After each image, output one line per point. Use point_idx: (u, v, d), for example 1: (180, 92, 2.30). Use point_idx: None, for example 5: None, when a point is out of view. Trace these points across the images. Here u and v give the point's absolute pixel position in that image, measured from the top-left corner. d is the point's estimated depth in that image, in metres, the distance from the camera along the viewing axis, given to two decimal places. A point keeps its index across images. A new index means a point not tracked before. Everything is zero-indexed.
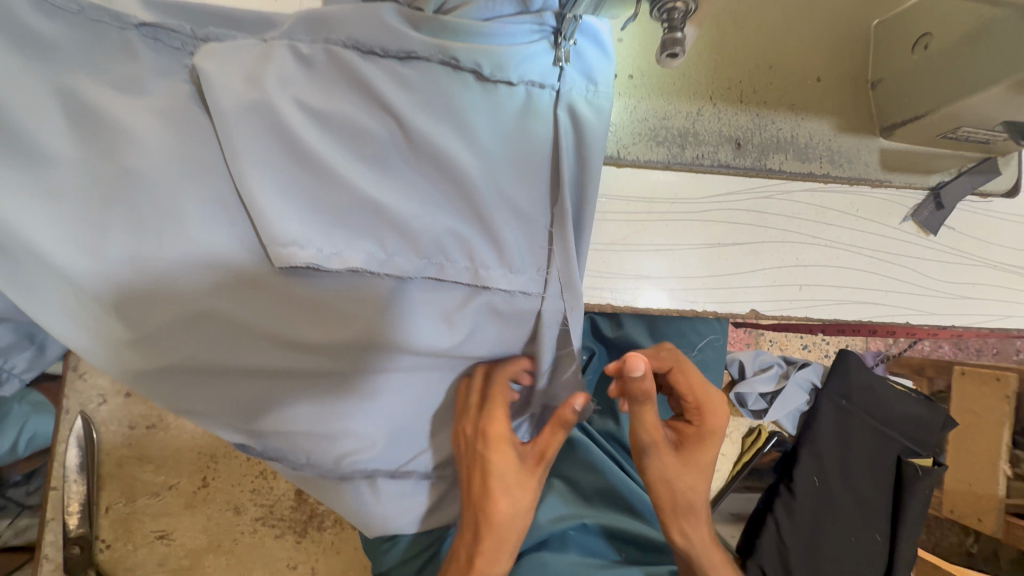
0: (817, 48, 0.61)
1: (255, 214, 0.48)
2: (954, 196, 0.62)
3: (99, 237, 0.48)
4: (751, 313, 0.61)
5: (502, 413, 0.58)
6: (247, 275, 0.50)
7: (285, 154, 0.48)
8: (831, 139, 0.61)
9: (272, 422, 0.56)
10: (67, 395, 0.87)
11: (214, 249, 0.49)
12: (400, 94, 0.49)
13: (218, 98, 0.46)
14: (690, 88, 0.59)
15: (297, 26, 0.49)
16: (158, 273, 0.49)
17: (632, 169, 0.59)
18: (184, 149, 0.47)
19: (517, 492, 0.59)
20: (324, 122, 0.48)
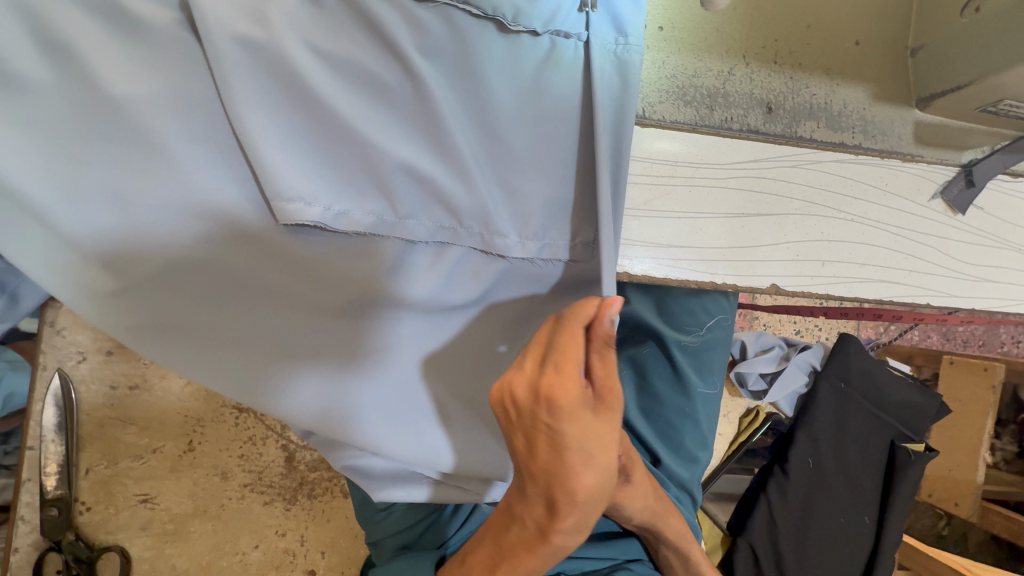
0: (859, 9, 0.58)
1: (255, 165, 0.43)
2: (986, 174, 0.60)
3: (78, 176, 0.43)
4: (770, 288, 0.59)
5: (575, 442, 0.38)
6: (246, 226, 0.46)
7: (288, 98, 0.43)
8: (865, 107, 0.58)
9: (273, 385, 0.51)
10: (43, 351, 0.82)
11: (210, 197, 0.45)
12: (416, 39, 0.44)
13: (211, 27, 0.40)
14: (721, 45, 0.55)
15: None
16: (147, 221, 0.45)
17: (656, 130, 0.55)
18: (172, 80, 0.42)
19: (578, 524, 0.41)
20: (335, 68, 0.44)
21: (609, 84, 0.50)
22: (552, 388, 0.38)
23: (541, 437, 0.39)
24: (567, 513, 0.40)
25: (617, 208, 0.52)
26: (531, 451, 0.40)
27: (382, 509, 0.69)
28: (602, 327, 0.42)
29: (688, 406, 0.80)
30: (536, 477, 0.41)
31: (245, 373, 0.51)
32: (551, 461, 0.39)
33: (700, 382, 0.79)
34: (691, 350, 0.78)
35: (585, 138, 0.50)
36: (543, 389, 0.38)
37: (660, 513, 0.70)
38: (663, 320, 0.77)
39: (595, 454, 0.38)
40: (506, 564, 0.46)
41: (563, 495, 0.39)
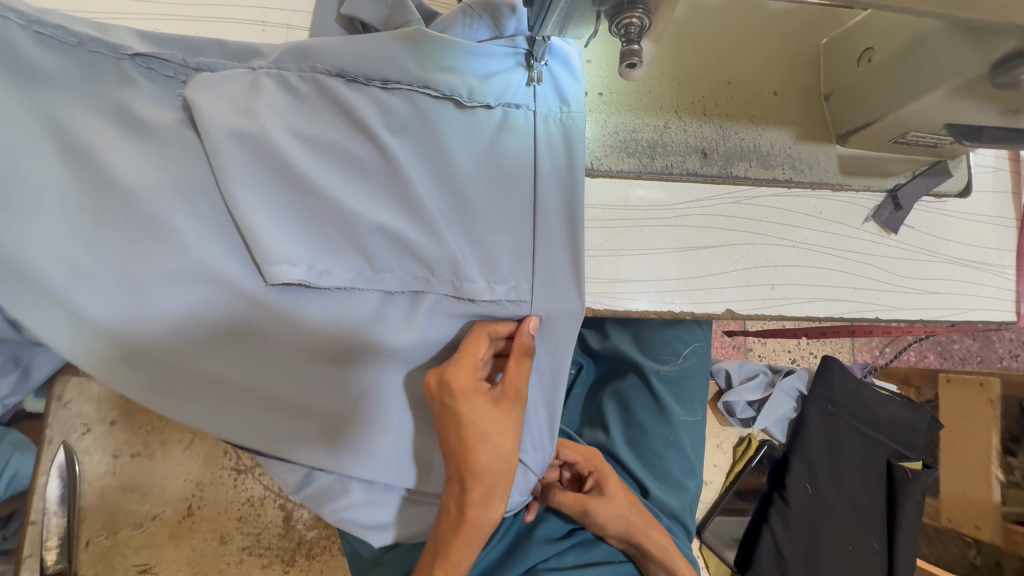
0: (773, 66, 0.66)
1: (247, 234, 0.49)
2: (910, 197, 0.66)
3: (88, 253, 0.49)
4: (727, 313, 0.63)
5: (469, 422, 0.51)
6: (240, 287, 0.51)
7: (275, 176, 0.50)
8: (791, 147, 0.66)
9: (262, 429, 0.55)
10: (49, 425, 0.85)
11: (207, 265, 0.50)
12: (383, 119, 0.52)
13: (210, 124, 0.48)
14: (656, 104, 0.63)
15: (284, 55, 0.51)
16: (147, 288, 0.50)
17: (605, 178, 0.62)
18: (172, 167, 0.49)
19: (482, 495, 0.53)
20: (316, 148, 0.51)
21: (557, 143, 0.57)
22: (448, 375, 0.52)
23: (448, 418, 0.52)
24: (472, 484, 0.53)
25: (577, 249, 0.57)
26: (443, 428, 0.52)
27: (374, 560, 0.70)
28: (522, 340, 0.55)
29: (672, 435, 0.82)
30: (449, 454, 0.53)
31: (236, 419, 0.54)
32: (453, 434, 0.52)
33: (682, 410, 0.82)
34: (669, 380, 0.81)
35: (540, 189, 0.56)
36: (447, 379, 0.52)
37: (638, 526, 0.71)
38: (641, 351, 0.82)
39: (485, 429, 0.52)
40: (440, 548, 0.54)
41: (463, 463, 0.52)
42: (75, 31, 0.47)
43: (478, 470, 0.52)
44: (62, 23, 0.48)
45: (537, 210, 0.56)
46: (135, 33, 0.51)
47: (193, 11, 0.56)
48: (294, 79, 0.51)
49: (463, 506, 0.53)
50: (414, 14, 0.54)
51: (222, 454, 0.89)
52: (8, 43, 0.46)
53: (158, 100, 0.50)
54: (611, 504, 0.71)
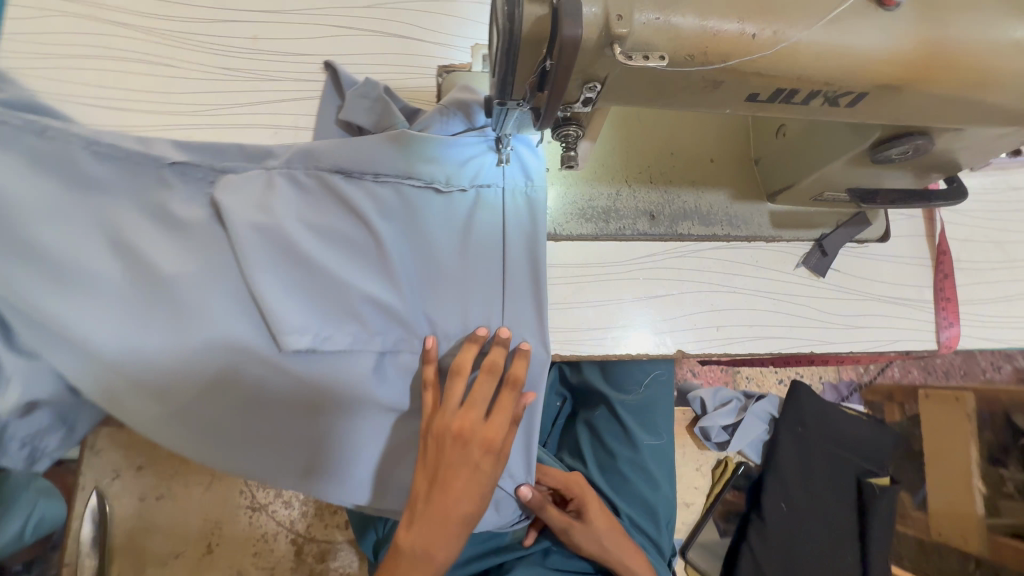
0: (709, 138, 0.77)
1: (264, 308, 0.59)
2: (835, 244, 0.76)
3: (131, 330, 0.59)
4: (679, 353, 0.72)
5: (470, 455, 0.59)
6: (253, 350, 0.61)
7: (287, 260, 0.61)
8: (728, 206, 0.76)
9: (263, 462, 0.64)
10: (83, 471, 0.94)
11: (231, 334, 0.60)
12: (374, 206, 0.63)
13: (234, 220, 0.59)
14: (608, 175, 0.74)
15: (293, 157, 0.62)
16: (178, 352, 0.59)
17: (566, 241, 0.72)
18: (203, 256, 0.60)
19: (456, 527, 0.58)
20: (320, 233, 0.62)
21: (523, 216, 0.68)
22: (455, 418, 0.60)
23: (451, 450, 0.59)
24: (454, 515, 0.58)
25: (541, 306, 0.67)
26: (441, 459, 0.59)
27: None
28: (517, 377, 0.63)
29: (637, 457, 0.91)
30: (440, 485, 0.58)
31: (242, 453, 0.63)
32: (435, 453, 0.60)
33: (645, 435, 0.92)
34: (633, 409, 0.91)
35: (509, 256, 0.67)
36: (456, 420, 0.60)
37: (614, 548, 0.80)
38: (605, 383, 0.93)
39: (481, 462, 0.60)
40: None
41: (440, 480, 0.58)
42: (124, 148, 0.58)
43: (463, 503, 0.58)
44: (113, 142, 0.58)
45: (507, 275, 0.66)
46: (171, 144, 0.61)
47: (216, 119, 0.68)
48: (301, 176, 0.62)
49: (426, 538, 0.57)
50: (398, 113, 0.65)
51: (238, 494, 0.98)
52: (73, 164, 0.57)
53: (191, 200, 0.60)
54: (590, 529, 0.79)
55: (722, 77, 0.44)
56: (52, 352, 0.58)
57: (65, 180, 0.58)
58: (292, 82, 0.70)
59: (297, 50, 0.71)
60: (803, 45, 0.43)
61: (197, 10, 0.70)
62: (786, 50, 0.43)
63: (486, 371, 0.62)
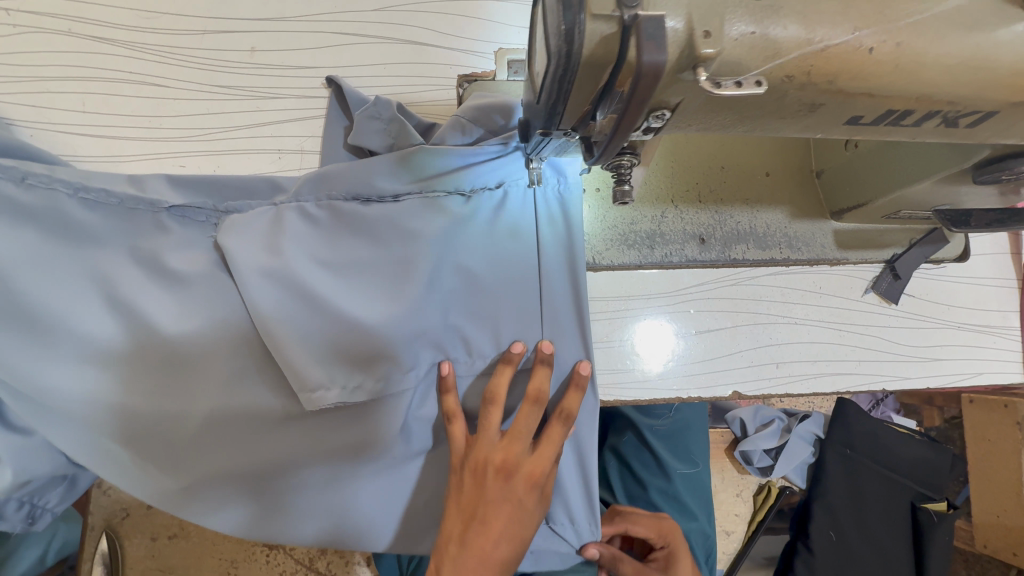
0: (764, 148, 0.69)
1: (285, 363, 0.53)
2: (908, 266, 0.68)
3: (130, 391, 0.54)
4: (734, 394, 0.65)
5: (513, 493, 0.50)
6: (262, 406, 0.54)
7: (304, 302, 0.53)
8: (786, 226, 0.68)
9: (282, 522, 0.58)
10: (92, 511, 0.90)
11: (240, 390, 0.54)
12: (392, 234, 0.55)
13: (241, 265, 0.52)
14: (652, 195, 0.66)
15: (303, 186, 0.55)
16: (182, 413, 0.54)
17: (607, 271, 0.65)
18: (204, 305, 0.54)
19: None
20: (335, 268, 0.54)
21: (566, 233, 0.58)
22: (498, 451, 0.51)
23: (492, 486, 0.50)
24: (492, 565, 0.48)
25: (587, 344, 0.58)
26: (479, 499, 0.50)
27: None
28: (568, 406, 0.55)
29: (670, 487, 0.84)
30: (477, 526, 0.49)
31: (258, 511, 0.58)
32: (472, 489, 0.51)
33: (677, 463, 0.85)
34: (664, 434, 0.86)
35: (548, 282, 0.57)
36: (499, 453, 0.51)
37: None
38: (633, 409, 0.85)
39: (524, 502, 0.51)
40: None
41: (477, 520, 0.49)
42: (114, 192, 0.53)
43: (504, 549, 0.49)
44: (103, 184, 0.53)
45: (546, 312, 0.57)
46: (165, 180, 0.55)
47: (211, 145, 0.61)
48: (311, 208, 0.55)
49: None
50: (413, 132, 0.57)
51: None
52: (58, 210, 0.52)
53: (189, 246, 0.55)
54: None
55: (822, 98, 0.36)
56: (53, 428, 0.54)
57: (55, 226, 0.52)
58: (293, 100, 0.63)
59: (297, 62, 0.63)
60: (929, 57, 0.34)
61: (182, 20, 0.62)
62: (906, 64, 0.34)
63: (530, 400, 0.53)
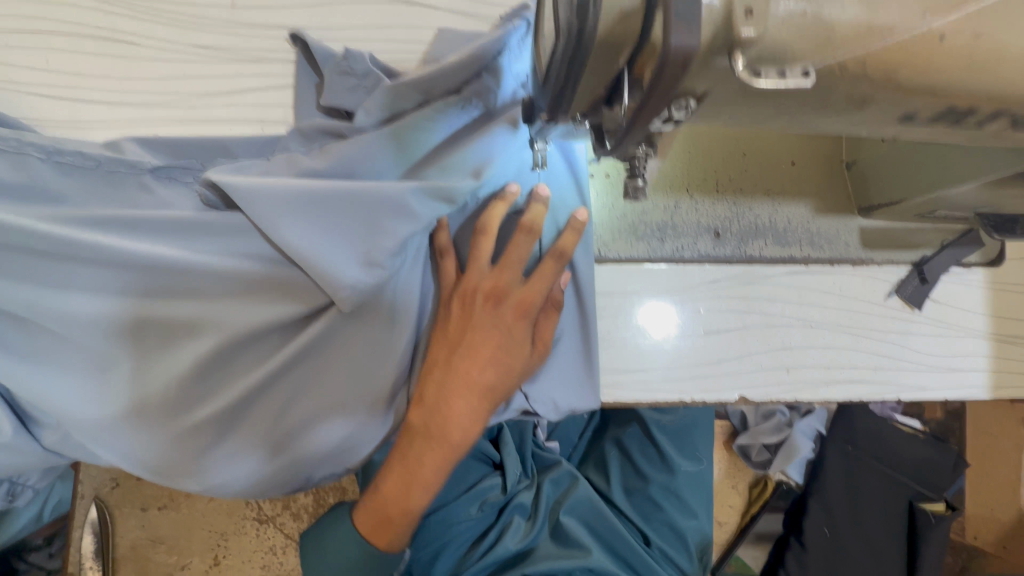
0: (792, 134, 0.63)
1: (304, 265, 0.47)
2: (937, 270, 0.63)
3: (114, 315, 0.48)
4: (741, 400, 0.61)
5: (505, 316, 0.50)
6: (262, 318, 0.49)
7: (316, 206, 0.47)
8: (810, 221, 0.62)
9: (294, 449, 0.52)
10: (81, 480, 0.89)
11: (239, 305, 0.49)
12: (391, 146, 0.50)
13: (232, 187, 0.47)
14: (666, 182, 0.61)
15: (291, 138, 0.53)
16: (177, 334, 0.49)
17: (614, 264, 0.60)
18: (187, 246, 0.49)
19: (472, 400, 0.49)
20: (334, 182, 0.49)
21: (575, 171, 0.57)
22: (488, 281, 0.50)
23: (478, 309, 0.50)
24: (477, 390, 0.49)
25: (585, 334, 0.57)
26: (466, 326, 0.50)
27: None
28: (563, 243, 0.51)
29: (673, 483, 0.82)
30: (462, 349, 0.50)
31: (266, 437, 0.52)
32: (459, 317, 0.51)
33: (683, 461, 0.83)
34: (671, 431, 0.84)
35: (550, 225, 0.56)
36: (488, 281, 0.51)
37: None
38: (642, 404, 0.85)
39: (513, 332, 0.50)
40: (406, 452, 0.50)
41: (462, 344, 0.50)
42: (91, 155, 0.49)
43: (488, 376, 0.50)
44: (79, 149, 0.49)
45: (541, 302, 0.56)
46: (139, 143, 0.52)
47: (185, 113, 0.56)
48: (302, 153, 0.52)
49: (435, 419, 0.49)
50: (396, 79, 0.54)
51: (244, 505, 0.93)
52: (22, 173, 0.47)
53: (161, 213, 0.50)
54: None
55: (875, 93, 0.31)
56: (26, 376, 0.49)
57: (10, 197, 0.47)
58: (276, 63, 0.57)
59: (281, 22, 0.57)
60: (1014, 49, 0.29)
61: None
62: (981, 57, 0.29)
63: (523, 230, 0.50)
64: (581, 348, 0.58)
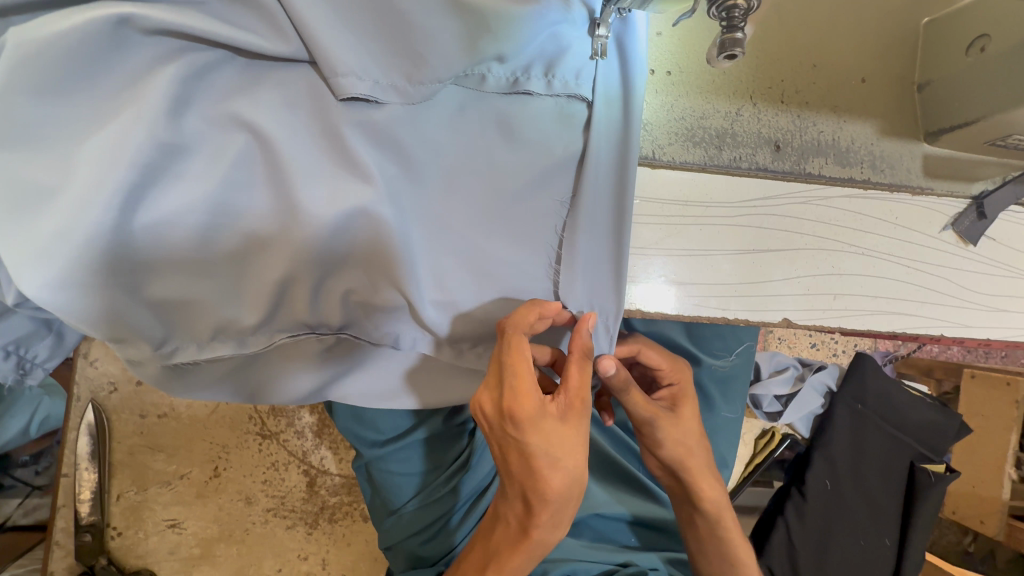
0: (864, 48, 0.58)
1: (323, 105, 0.45)
2: (998, 206, 0.60)
3: (111, 132, 0.40)
4: (783, 322, 0.59)
5: (527, 381, 0.43)
6: (276, 159, 0.44)
7: (351, 48, 0.43)
8: (873, 142, 0.59)
9: (303, 302, 0.49)
10: (77, 381, 0.86)
11: (256, 136, 0.44)
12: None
13: (264, 16, 0.42)
14: (729, 87, 0.57)
15: None
16: (185, 166, 0.43)
17: (667, 170, 0.57)
18: (203, 70, 0.42)
19: (559, 504, 0.46)
20: (367, 22, 0.44)
21: (625, 48, 0.51)
22: (512, 402, 0.43)
23: (505, 443, 0.45)
24: (542, 507, 0.45)
25: (620, 249, 0.53)
26: (505, 459, 0.46)
27: (392, 513, 0.70)
28: (580, 339, 0.49)
29: (708, 421, 0.81)
30: (510, 477, 0.46)
31: (278, 298, 0.48)
32: (500, 445, 0.46)
33: (723, 406, 0.81)
34: (721, 376, 0.80)
35: (595, 109, 0.51)
36: (506, 408, 0.43)
37: (694, 459, 0.64)
38: (695, 345, 0.77)
39: (551, 451, 0.43)
40: (496, 557, 0.50)
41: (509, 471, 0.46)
42: None
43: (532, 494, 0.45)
44: None
45: (577, 211, 0.52)
46: None
47: None
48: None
49: (515, 517, 0.48)
50: None
51: (247, 419, 0.90)
52: None
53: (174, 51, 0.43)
54: (678, 424, 0.62)
55: None
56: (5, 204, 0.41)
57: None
58: None
59: None
60: None
61: None
62: None
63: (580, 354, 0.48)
64: (614, 245, 0.54)
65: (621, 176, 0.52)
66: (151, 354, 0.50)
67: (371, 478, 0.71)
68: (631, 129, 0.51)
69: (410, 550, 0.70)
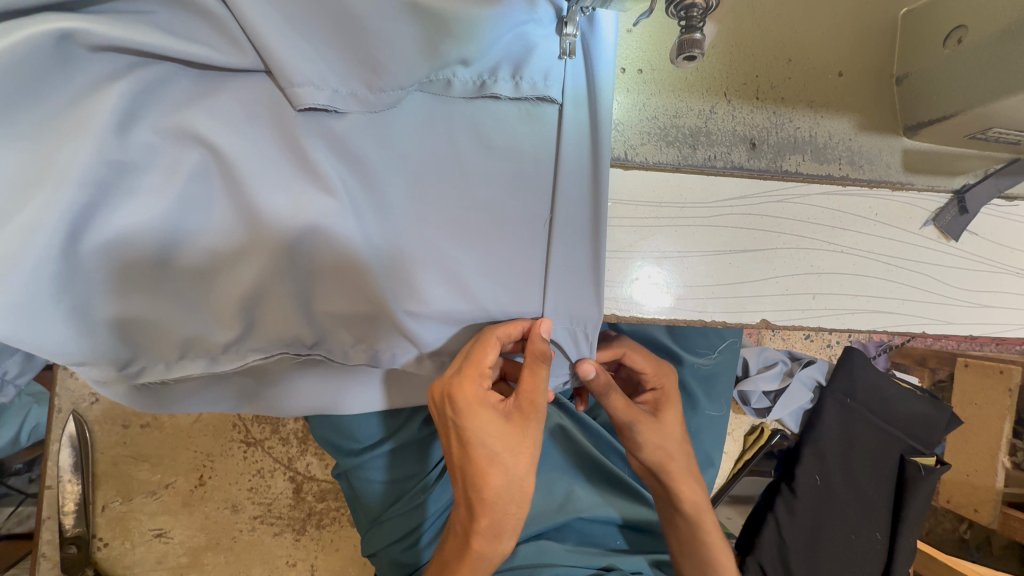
0: (840, 41, 0.57)
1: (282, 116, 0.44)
2: (979, 200, 0.59)
3: (59, 149, 0.39)
4: (762, 323, 0.59)
5: (475, 371, 0.47)
6: (234, 171, 0.43)
7: (301, 54, 0.42)
8: (851, 138, 0.58)
9: (271, 317, 0.48)
10: (59, 393, 0.85)
11: (213, 150, 0.42)
12: None
13: (215, 24, 0.41)
14: (702, 84, 0.56)
15: None
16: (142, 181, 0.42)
17: (639, 171, 0.55)
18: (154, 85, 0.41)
19: (499, 507, 0.48)
20: (319, 27, 0.42)
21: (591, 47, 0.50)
22: (454, 390, 0.47)
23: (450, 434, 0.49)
24: (483, 508, 0.48)
25: (597, 254, 0.52)
26: (449, 448, 0.50)
27: (373, 520, 0.70)
28: (535, 346, 0.48)
29: (693, 422, 0.80)
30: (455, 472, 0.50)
31: (244, 314, 0.47)
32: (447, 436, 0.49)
33: (708, 405, 0.81)
34: (703, 373, 0.79)
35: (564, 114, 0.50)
36: (450, 394, 0.47)
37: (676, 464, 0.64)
38: (675, 341, 0.76)
39: (495, 448, 0.47)
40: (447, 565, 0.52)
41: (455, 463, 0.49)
42: None
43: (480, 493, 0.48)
44: None
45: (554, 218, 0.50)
46: None
47: None
48: None
49: (461, 521, 0.51)
50: None
51: (231, 427, 0.90)
52: None
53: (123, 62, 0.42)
54: (660, 429, 0.62)
55: None
56: None
57: None
58: None
59: None
60: None
61: None
62: None
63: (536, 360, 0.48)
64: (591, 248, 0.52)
65: (595, 181, 0.51)
66: (117, 375, 0.49)
67: (352, 486, 0.70)
68: (602, 130, 0.50)
69: (390, 557, 0.70)
